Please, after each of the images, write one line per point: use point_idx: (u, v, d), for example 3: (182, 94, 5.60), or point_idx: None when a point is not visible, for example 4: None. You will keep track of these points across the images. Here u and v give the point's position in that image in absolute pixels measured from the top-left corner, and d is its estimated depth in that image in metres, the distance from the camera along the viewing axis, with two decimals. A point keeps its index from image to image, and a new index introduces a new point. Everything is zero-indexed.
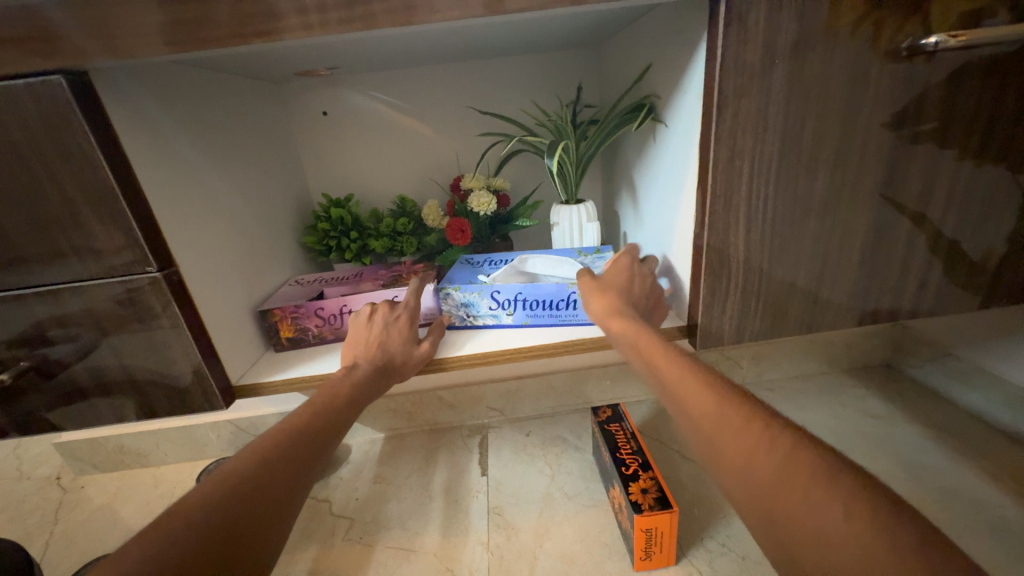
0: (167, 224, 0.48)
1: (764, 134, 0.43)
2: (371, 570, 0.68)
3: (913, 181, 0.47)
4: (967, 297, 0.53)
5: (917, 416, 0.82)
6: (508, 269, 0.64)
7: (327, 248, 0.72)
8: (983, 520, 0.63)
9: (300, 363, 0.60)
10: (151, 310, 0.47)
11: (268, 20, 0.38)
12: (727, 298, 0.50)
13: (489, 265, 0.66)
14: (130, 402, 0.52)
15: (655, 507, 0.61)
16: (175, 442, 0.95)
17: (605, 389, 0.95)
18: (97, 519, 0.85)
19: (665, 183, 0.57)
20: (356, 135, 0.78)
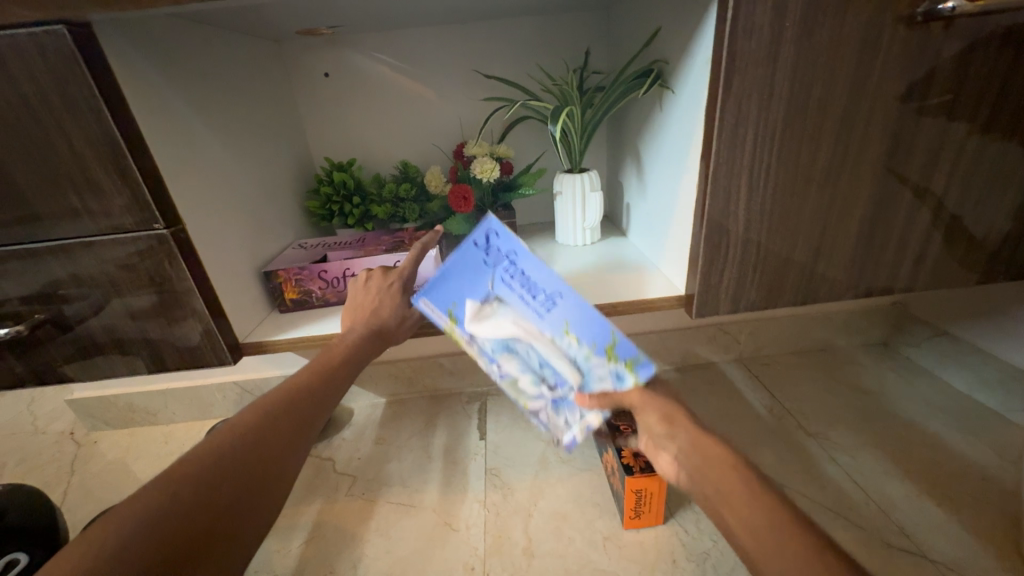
0: (173, 181, 0.48)
1: (771, 101, 0.43)
2: (373, 523, 0.72)
3: (918, 154, 0.46)
4: (964, 273, 0.53)
5: (907, 392, 0.84)
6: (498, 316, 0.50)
7: (330, 213, 0.72)
8: (962, 492, 0.65)
9: (303, 324, 0.61)
10: (160, 268, 0.48)
11: None
12: (724, 268, 0.51)
13: (500, 280, 0.50)
14: (143, 358, 0.53)
15: (646, 469, 0.63)
16: (184, 401, 0.98)
17: None
18: (112, 471, 0.89)
19: (669, 153, 0.57)
20: (359, 99, 0.76)
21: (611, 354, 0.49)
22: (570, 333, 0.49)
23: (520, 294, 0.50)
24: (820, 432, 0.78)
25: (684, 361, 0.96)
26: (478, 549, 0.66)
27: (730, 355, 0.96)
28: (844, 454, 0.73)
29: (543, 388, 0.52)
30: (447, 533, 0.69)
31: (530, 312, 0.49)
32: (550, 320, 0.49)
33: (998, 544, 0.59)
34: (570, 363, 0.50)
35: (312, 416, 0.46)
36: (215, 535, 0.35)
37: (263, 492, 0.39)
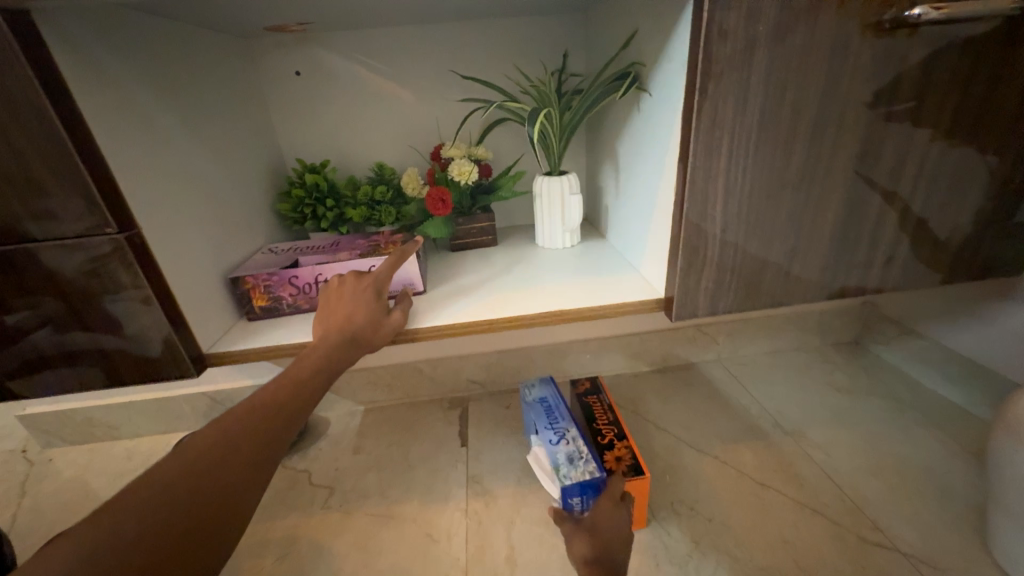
0: (127, 183, 0.45)
1: (746, 105, 0.43)
2: (351, 536, 0.69)
3: (886, 158, 0.48)
4: (930, 273, 0.55)
5: (878, 389, 0.86)
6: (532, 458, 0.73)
7: (302, 216, 0.70)
8: (931, 485, 0.67)
9: (273, 332, 0.59)
10: (115, 276, 0.45)
11: None
12: (702, 271, 0.51)
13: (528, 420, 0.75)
14: (97, 371, 0.50)
15: (629, 473, 0.63)
16: (147, 414, 0.93)
17: (584, 362, 0.96)
18: (68, 491, 0.83)
19: (647, 156, 0.57)
20: (333, 98, 0.74)
21: (573, 460, 0.63)
22: (557, 444, 0.67)
23: (549, 421, 0.72)
24: (797, 430, 0.79)
25: (665, 362, 0.97)
26: (460, 559, 0.64)
27: (709, 355, 0.97)
28: (819, 451, 0.74)
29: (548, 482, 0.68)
30: (427, 544, 0.67)
31: (545, 426, 0.70)
32: (551, 437, 0.68)
33: (966, 535, 0.61)
34: (547, 457, 0.66)
35: (281, 429, 0.43)
36: (175, 561, 0.32)
37: (225, 511, 0.36)
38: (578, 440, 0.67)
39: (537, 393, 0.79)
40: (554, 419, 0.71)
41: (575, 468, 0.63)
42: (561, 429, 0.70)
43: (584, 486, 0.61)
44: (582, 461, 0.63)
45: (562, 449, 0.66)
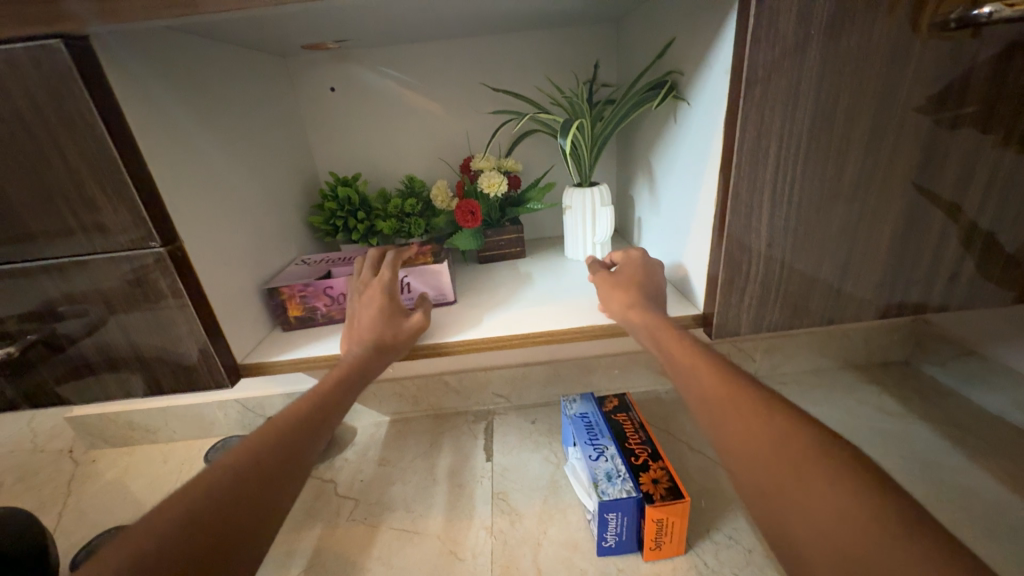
0: (170, 198, 0.47)
1: (795, 113, 0.41)
2: (375, 550, 0.69)
3: (951, 166, 0.44)
4: (1000, 291, 0.50)
5: (934, 414, 0.80)
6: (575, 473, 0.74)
7: (334, 228, 0.71)
8: (1000, 522, 0.61)
9: (304, 343, 0.59)
10: (157, 286, 0.46)
11: None
12: (745, 287, 0.48)
13: (571, 435, 0.76)
14: (137, 379, 0.51)
15: (668, 498, 0.59)
16: (184, 419, 0.96)
17: (613, 378, 0.93)
18: (109, 492, 0.86)
19: (685, 166, 0.55)
20: (367, 114, 0.76)
21: (612, 478, 0.62)
22: (596, 460, 0.66)
23: (589, 437, 0.71)
24: None
25: None
26: None
27: (746, 373, 0.93)
28: None
29: (585, 496, 0.69)
30: (451, 562, 0.65)
31: (584, 441, 0.70)
32: (590, 453, 0.68)
33: None
34: (587, 473, 0.66)
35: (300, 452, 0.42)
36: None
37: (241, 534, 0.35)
38: (616, 457, 0.66)
39: (578, 408, 0.78)
40: (595, 435, 0.71)
41: (613, 486, 0.62)
42: (600, 446, 0.69)
43: (620, 505, 0.60)
44: (620, 479, 0.62)
45: (601, 465, 0.65)
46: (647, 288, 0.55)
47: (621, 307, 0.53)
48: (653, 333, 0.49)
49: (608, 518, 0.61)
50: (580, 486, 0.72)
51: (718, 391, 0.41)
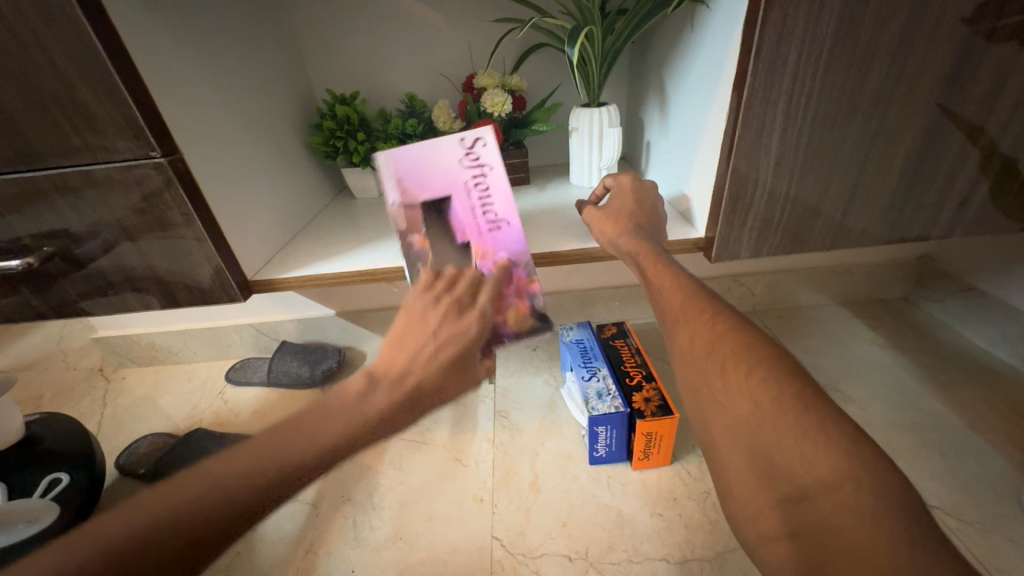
0: (168, 110, 0.46)
1: (820, 15, 0.38)
2: (387, 457, 0.75)
3: (981, 81, 0.41)
4: (1009, 220, 0.49)
5: (924, 347, 0.82)
6: (569, 393, 0.78)
7: (334, 150, 0.69)
8: (968, 443, 0.65)
9: (310, 261, 0.60)
10: (161, 198, 0.46)
11: None
12: (750, 209, 0.48)
13: (565, 359, 0.79)
14: (154, 293, 0.53)
15: (657, 413, 0.64)
16: (203, 342, 1.01)
17: (613, 309, 0.96)
18: (142, 405, 0.94)
19: (698, 80, 0.52)
20: (363, 26, 0.71)
21: (602, 396, 0.66)
22: (589, 381, 0.70)
23: (584, 360, 0.75)
24: (831, 383, 0.77)
25: None
26: (487, 482, 0.69)
27: (745, 307, 0.94)
28: (852, 404, 0.73)
29: (578, 413, 0.73)
30: (456, 468, 0.72)
31: (578, 364, 0.74)
32: (583, 374, 0.71)
33: (1001, 494, 0.59)
34: (579, 392, 0.70)
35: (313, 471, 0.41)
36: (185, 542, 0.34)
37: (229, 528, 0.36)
38: (607, 377, 0.70)
39: (575, 334, 0.81)
40: (589, 358, 0.74)
41: (603, 402, 0.66)
42: (593, 367, 0.73)
43: (611, 420, 0.64)
44: (610, 396, 0.66)
45: (593, 385, 0.69)
46: (639, 215, 0.53)
47: (612, 236, 0.52)
48: (635, 260, 0.49)
49: (600, 431, 0.65)
50: (573, 404, 0.76)
51: (681, 308, 0.42)
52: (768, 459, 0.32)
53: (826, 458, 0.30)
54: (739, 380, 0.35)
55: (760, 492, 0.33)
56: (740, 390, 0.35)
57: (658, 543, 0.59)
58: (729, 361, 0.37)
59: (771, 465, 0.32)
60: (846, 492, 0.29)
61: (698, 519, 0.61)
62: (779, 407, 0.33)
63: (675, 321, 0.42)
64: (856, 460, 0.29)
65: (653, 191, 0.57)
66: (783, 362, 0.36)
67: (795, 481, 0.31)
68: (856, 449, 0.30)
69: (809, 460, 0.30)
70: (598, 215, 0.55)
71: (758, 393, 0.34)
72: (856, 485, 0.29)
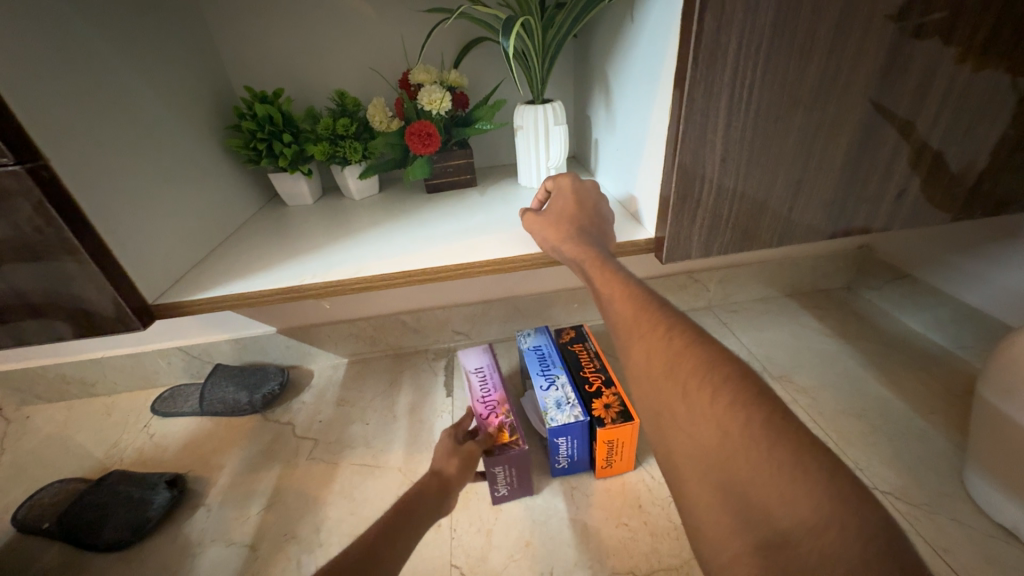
0: (25, 106, 0.38)
1: (757, 5, 0.36)
2: (336, 485, 0.69)
3: (912, 75, 0.41)
4: (942, 211, 0.51)
5: (867, 334, 0.85)
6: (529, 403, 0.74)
7: (257, 153, 0.62)
8: (912, 426, 0.68)
9: (229, 280, 0.53)
10: (26, 216, 0.39)
11: None
12: (698, 207, 0.46)
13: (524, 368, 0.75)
14: (31, 326, 0.45)
15: (617, 420, 0.61)
16: (123, 371, 0.90)
17: (572, 312, 0.94)
18: (49, 448, 0.82)
19: (641, 75, 0.49)
20: (287, 18, 0.65)
21: (561, 405, 0.63)
22: (547, 390, 0.67)
23: (542, 367, 0.72)
24: (785, 375, 0.78)
25: None
26: None
27: (700, 303, 0.94)
28: (804, 394, 0.74)
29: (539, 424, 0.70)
30: None
31: (537, 372, 0.70)
32: (541, 383, 0.68)
33: (945, 475, 0.61)
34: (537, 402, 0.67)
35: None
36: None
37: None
38: (567, 385, 0.67)
39: (533, 341, 0.78)
40: (548, 365, 0.71)
41: (562, 412, 0.63)
42: (552, 375, 0.69)
43: (570, 430, 0.61)
44: (568, 405, 0.63)
45: (551, 394, 0.66)
46: (582, 218, 0.51)
47: (553, 242, 0.49)
48: (579, 267, 0.47)
49: (561, 441, 0.62)
50: (532, 415, 0.73)
51: (633, 320, 0.40)
52: (742, 496, 0.30)
53: (806, 496, 0.28)
54: (702, 404, 0.33)
55: (733, 535, 0.30)
56: (704, 417, 0.33)
57: (623, 556, 0.56)
58: (690, 383, 0.34)
59: (744, 504, 0.30)
60: (828, 535, 0.27)
61: (663, 526, 0.59)
62: (748, 435, 0.31)
63: (628, 335, 0.40)
64: (835, 497, 0.28)
65: (595, 192, 0.54)
66: (739, 373, 0.34)
67: (774, 524, 0.29)
68: (834, 486, 0.28)
69: (788, 500, 0.28)
70: (539, 220, 0.51)
71: (724, 421, 0.32)
72: (826, 519, 0.27)
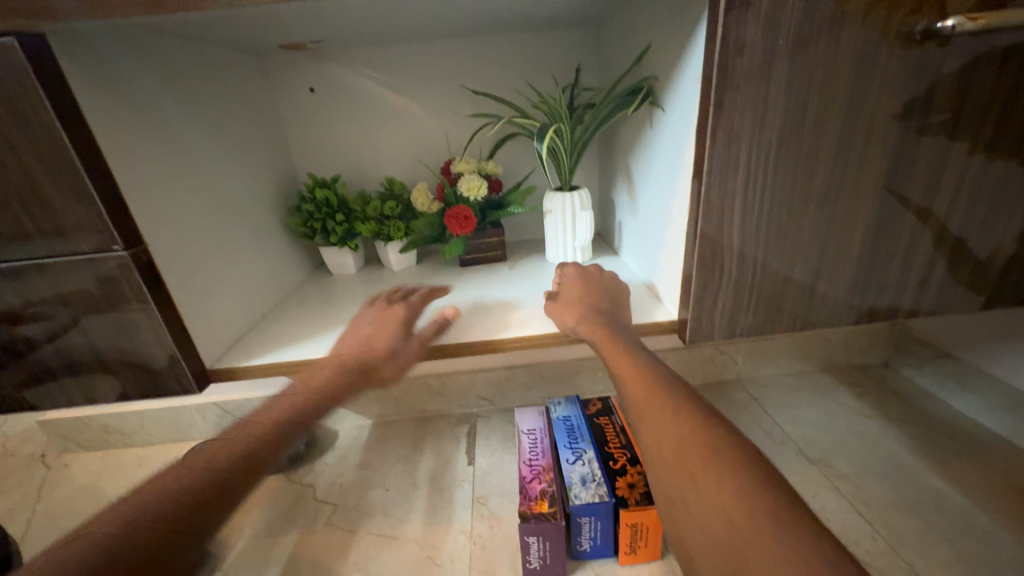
0: (131, 195, 0.46)
1: (765, 121, 0.41)
2: (352, 555, 0.68)
3: (919, 174, 0.44)
4: (971, 296, 0.51)
5: (911, 416, 0.81)
6: None
7: (313, 230, 0.70)
8: (971, 524, 0.62)
9: (275, 347, 0.58)
10: (121, 290, 0.45)
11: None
12: (719, 292, 0.48)
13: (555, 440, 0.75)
14: (99, 383, 0.50)
15: (643, 502, 0.59)
16: (161, 423, 0.94)
17: (596, 381, 0.93)
18: (82, 498, 0.85)
19: (661, 171, 0.54)
20: (348, 114, 0.75)
21: (585, 482, 0.62)
22: (573, 464, 0.66)
23: (569, 440, 0.71)
24: (822, 458, 0.74)
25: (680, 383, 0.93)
26: None
27: (727, 376, 0.92)
28: (845, 481, 0.70)
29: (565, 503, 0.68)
30: (429, 568, 0.65)
31: (563, 445, 0.70)
32: (567, 457, 0.67)
33: None
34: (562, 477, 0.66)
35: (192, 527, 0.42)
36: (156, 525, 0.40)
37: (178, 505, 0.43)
38: (593, 461, 0.66)
39: (562, 411, 0.78)
40: (574, 438, 0.71)
41: (587, 490, 0.62)
42: (579, 449, 0.69)
43: (594, 510, 0.59)
44: (593, 483, 0.62)
45: (577, 469, 0.65)
46: (597, 301, 0.55)
47: (570, 323, 0.53)
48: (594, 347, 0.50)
49: (586, 522, 0.60)
50: None
51: (645, 401, 0.42)
52: None
53: None
54: (712, 492, 0.34)
55: None
56: (716, 506, 0.33)
57: None
58: (699, 470, 0.35)
59: None
60: None
61: None
62: (755, 527, 0.30)
63: (643, 419, 0.41)
64: None
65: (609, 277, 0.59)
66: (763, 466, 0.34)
67: None
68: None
69: None
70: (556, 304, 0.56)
71: (734, 511, 0.32)
72: None
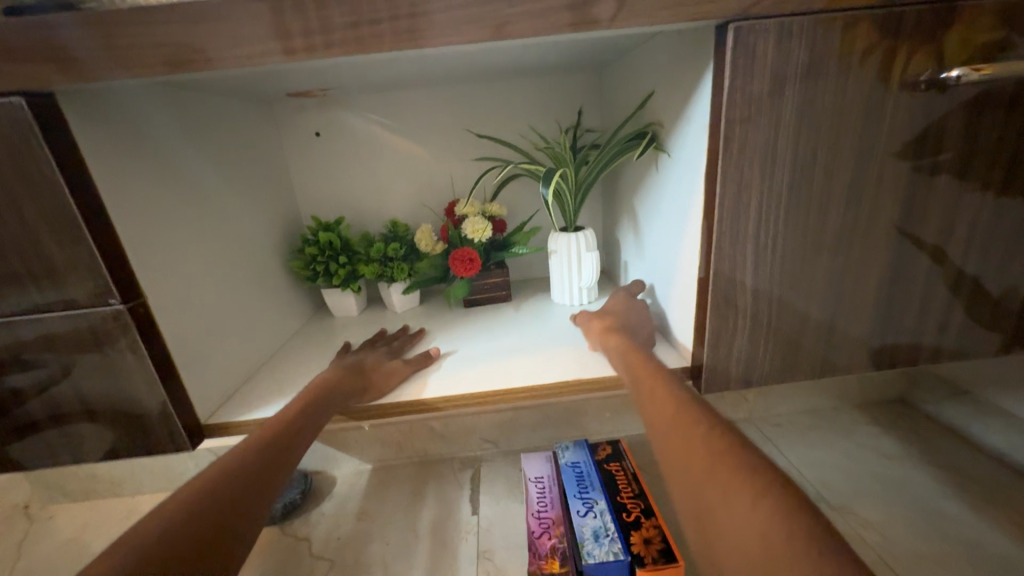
0: (132, 245, 0.45)
1: (774, 169, 0.41)
2: None
3: (933, 218, 0.44)
4: (993, 338, 0.49)
5: None
6: None
7: (315, 273, 0.70)
8: None
9: (273, 399, 0.56)
10: (115, 343, 0.43)
11: (245, 57, 0.37)
12: (734, 338, 0.47)
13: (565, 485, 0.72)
14: (87, 438, 0.47)
15: (660, 560, 0.55)
16: (152, 471, 0.90)
17: (604, 422, 0.90)
18: (63, 554, 0.80)
19: (669, 215, 0.54)
20: (354, 157, 0.76)
21: (598, 537, 0.59)
22: (584, 517, 0.62)
23: (578, 489, 0.67)
24: None
25: None
26: None
27: (740, 415, 0.89)
28: None
29: None
30: None
31: (573, 494, 0.66)
32: (578, 508, 0.64)
33: None
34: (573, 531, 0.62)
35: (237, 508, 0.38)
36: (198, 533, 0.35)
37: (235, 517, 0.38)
38: (605, 513, 0.62)
39: (570, 456, 0.75)
40: (584, 487, 0.67)
41: (600, 546, 0.58)
42: (590, 500, 0.65)
43: (608, 569, 0.55)
44: (607, 538, 0.58)
45: (588, 522, 0.61)
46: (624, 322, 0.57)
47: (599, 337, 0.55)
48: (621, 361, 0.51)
49: None
50: None
51: (672, 415, 0.41)
52: None
53: None
54: (740, 509, 0.32)
55: None
56: (747, 521, 0.31)
57: None
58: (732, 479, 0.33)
59: None
60: None
61: None
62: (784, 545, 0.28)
63: (668, 432, 0.41)
64: None
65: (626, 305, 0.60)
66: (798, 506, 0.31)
67: None
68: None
69: None
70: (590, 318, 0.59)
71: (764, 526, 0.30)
72: None
